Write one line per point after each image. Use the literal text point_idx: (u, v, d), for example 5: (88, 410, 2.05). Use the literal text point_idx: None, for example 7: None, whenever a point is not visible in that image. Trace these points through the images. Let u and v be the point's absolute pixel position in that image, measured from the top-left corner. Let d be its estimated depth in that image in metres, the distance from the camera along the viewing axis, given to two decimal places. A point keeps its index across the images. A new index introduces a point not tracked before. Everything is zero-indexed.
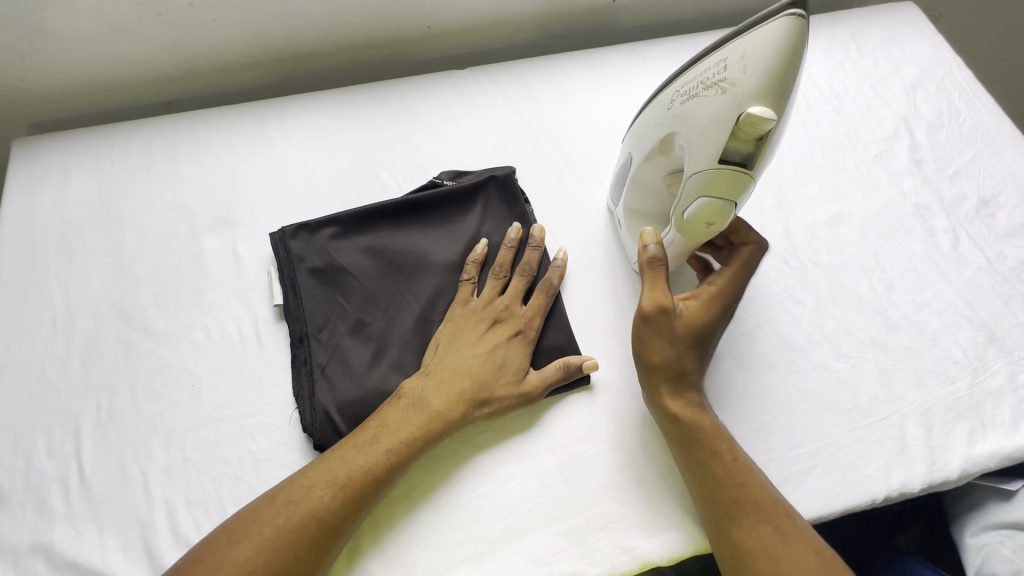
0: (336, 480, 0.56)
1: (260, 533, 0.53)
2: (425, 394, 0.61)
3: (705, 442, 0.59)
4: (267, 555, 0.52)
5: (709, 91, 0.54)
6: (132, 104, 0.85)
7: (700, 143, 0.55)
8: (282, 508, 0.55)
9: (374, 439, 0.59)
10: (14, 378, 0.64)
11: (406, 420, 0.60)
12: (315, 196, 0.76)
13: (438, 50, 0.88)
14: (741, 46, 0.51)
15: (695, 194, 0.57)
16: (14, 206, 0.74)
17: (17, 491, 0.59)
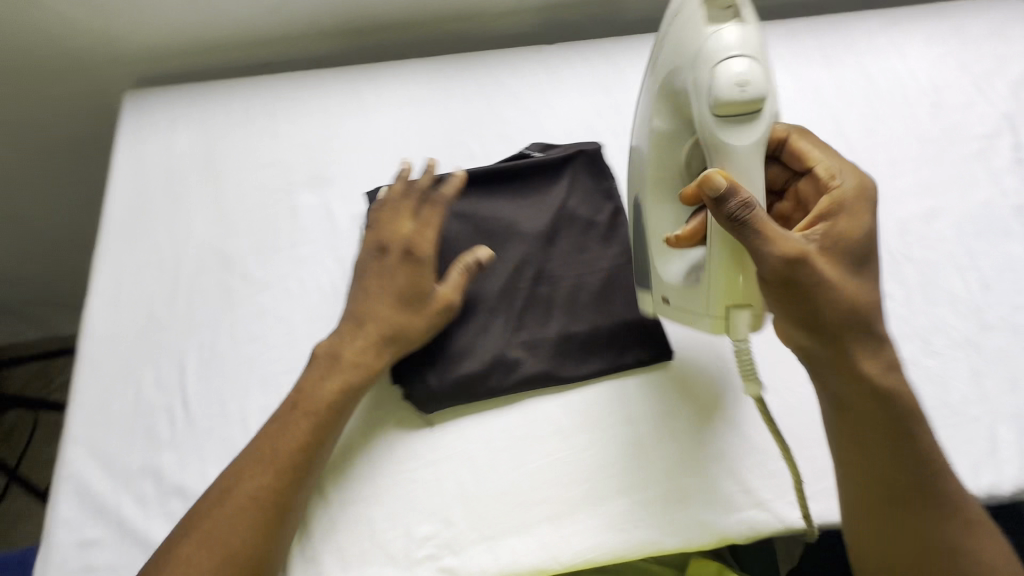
0: (312, 410, 0.59)
1: (260, 465, 0.56)
2: (340, 343, 0.63)
3: (872, 423, 0.55)
4: (273, 485, 0.55)
5: (663, 49, 0.55)
6: (230, 64, 0.88)
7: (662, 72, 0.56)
8: (261, 463, 0.56)
9: (305, 393, 0.60)
10: (126, 313, 0.68)
11: (351, 344, 0.63)
12: (405, 159, 0.78)
13: (526, 23, 0.89)
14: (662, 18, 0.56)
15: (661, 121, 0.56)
16: (124, 153, 0.78)
17: (128, 416, 0.63)
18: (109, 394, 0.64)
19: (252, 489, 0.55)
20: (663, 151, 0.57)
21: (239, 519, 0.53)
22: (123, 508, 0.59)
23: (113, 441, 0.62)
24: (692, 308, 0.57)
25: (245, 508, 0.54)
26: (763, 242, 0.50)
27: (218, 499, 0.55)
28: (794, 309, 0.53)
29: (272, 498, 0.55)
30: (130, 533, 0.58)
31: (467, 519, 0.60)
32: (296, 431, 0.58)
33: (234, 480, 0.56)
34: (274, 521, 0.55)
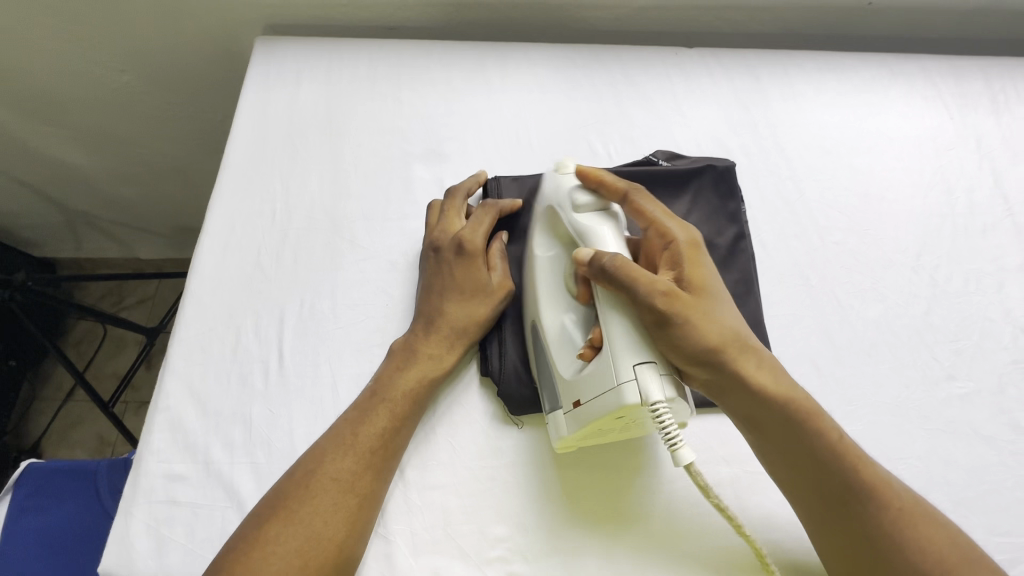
0: (390, 398, 0.58)
1: (344, 447, 0.55)
2: (433, 351, 0.61)
3: (804, 457, 0.49)
4: (357, 469, 0.54)
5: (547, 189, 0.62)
6: (360, 23, 0.87)
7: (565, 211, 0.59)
8: (336, 459, 0.54)
9: (389, 398, 0.58)
10: (235, 258, 0.69)
11: (433, 342, 0.61)
12: (524, 147, 0.75)
13: (664, 21, 0.85)
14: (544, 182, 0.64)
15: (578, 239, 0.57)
16: (250, 98, 0.78)
17: (227, 360, 0.64)
18: (211, 336, 0.65)
19: (338, 470, 0.53)
20: (547, 277, 0.59)
21: (325, 500, 0.52)
22: (211, 450, 0.60)
23: (210, 383, 0.63)
24: (601, 384, 0.50)
25: (329, 489, 0.52)
26: (629, 282, 0.49)
27: (303, 475, 0.53)
28: (678, 345, 0.49)
29: (359, 483, 0.53)
30: (215, 476, 0.59)
31: (542, 529, 0.57)
32: (377, 420, 0.56)
33: (318, 459, 0.54)
34: (360, 505, 0.53)
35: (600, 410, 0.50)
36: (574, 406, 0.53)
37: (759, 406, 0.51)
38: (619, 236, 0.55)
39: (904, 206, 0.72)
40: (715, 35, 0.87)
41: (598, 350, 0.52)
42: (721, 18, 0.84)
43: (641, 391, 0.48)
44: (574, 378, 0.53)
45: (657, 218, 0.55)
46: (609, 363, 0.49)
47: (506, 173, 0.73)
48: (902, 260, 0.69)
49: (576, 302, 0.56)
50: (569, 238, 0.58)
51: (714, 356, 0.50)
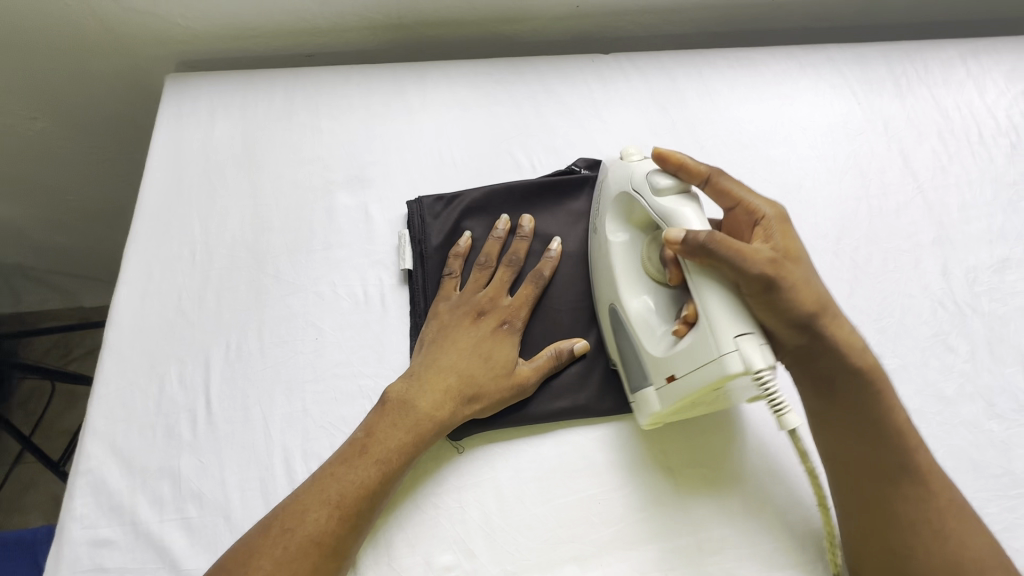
0: (384, 455, 0.56)
1: (327, 504, 0.53)
2: (410, 397, 0.58)
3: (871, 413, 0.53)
4: (338, 527, 0.52)
5: (612, 174, 0.63)
6: (275, 53, 0.86)
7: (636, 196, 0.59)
8: (307, 513, 0.52)
9: (363, 450, 0.56)
10: (155, 305, 0.67)
11: (408, 389, 0.59)
12: (448, 166, 0.75)
13: (579, 30, 0.86)
14: (603, 171, 0.66)
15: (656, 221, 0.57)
16: (163, 138, 0.76)
17: (150, 413, 0.62)
18: (133, 389, 0.63)
19: (317, 528, 0.51)
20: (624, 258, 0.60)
21: (305, 562, 0.50)
22: (138, 508, 0.58)
23: (133, 439, 0.60)
24: (700, 356, 0.50)
25: (311, 552, 0.50)
26: (732, 255, 0.49)
27: (280, 536, 0.51)
28: (778, 314, 0.50)
29: (330, 539, 0.51)
30: (144, 536, 0.57)
31: (490, 551, 0.57)
32: (369, 475, 0.54)
33: (297, 518, 0.52)
34: (337, 562, 0.52)
35: (698, 382, 0.51)
36: (670, 380, 0.54)
37: (841, 369, 0.52)
38: (702, 216, 0.54)
39: (822, 193, 0.74)
40: (630, 38, 0.88)
41: (693, 326, 0.53)
42: (633, 22, 0.86)
43: (744, 360, 0.48)
44: (667, 353, 0.54)
45: (742, 195, 0.55)
46: (706, 334, 0.50)
47: (431, 193, 0.72)
48: (823, 245, 0.70)
49: (660, 283, 0.58)
50: (647, 221, 0.60)
51: (812, 323, 0.51)
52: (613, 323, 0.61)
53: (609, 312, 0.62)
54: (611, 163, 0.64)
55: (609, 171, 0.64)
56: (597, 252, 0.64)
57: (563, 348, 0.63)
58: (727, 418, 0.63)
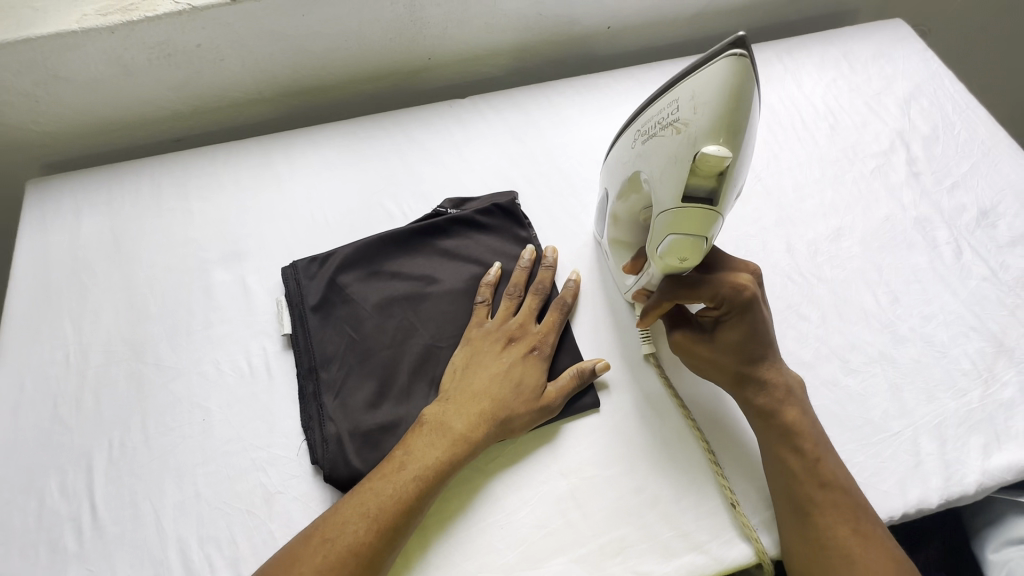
0: (421, 473, 0.58)
1: (363, 518, 0.55)
2: (447, 418, 0.61)
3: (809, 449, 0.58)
4: (374, 540, 0.55)
5: (666, 131, 0.49)
6: (141, 142, 0.87)
7: (664, 179, 0.50)
8: (320, 547, 0.54)
9: (399, 467, 0.58)
10: (28, 417, 0.65)
11: (444, 408, 0.62)
12: (322, 227, 0.77)
13: (437, 79, 0.91)
14: (709, 93, 0.46)
15: (663, 232, 0.51)
16: (27, 245, 0.75)
17: (30, 531, 0.59)
18: (10, 508, 0.60)
19: (352, 542, 0.54)
20: (619, 171, 0.59)
21: (335, 573, 0.52)
22: None
23: (14, 561, 0.58)
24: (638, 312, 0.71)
25: (346, 563, 0.53)
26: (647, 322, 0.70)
27: (320, 545, 0.54)
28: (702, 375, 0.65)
29: (368, 553, 0.54)
30: None
31: None
32: (409, 493, 0.57)
33: (337, 530, 0.55)
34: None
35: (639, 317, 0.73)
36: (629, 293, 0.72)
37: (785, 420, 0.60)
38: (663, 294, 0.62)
39: None
40: (486, 79, 0.95)
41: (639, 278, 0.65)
42: (485, 66, 0.92)
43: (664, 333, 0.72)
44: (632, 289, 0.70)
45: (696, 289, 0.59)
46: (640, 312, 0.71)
47: (307, 256, 0.74)
48: None
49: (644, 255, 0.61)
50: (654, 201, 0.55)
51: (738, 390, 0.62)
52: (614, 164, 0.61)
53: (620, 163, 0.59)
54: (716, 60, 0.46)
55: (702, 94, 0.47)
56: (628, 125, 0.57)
57: (585, 367, 0.65)
58: (613, 418, 0.66)
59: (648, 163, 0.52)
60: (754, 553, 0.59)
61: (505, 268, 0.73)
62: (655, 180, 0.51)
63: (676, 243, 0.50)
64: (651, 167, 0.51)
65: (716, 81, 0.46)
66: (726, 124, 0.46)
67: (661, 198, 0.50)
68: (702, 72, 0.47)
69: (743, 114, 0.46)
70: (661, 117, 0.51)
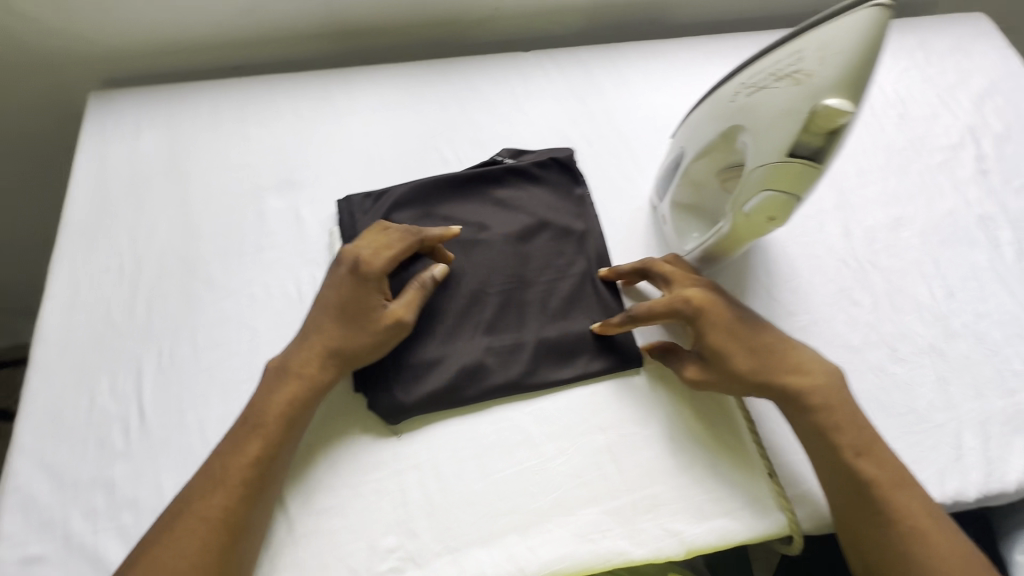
0: (269, 432, 0.57)
1: (218, 483, 0.54)
2: (290, 360, 0.60)
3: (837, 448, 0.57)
4: (234, 504, 0.54)
5: (780, 84, 0.46)
6: (201, 67, 0.87)
7: (765, 135, 0.47)
8: (199, 509, 0.53)
9: (251, 427, 0.57)
10: (83, 318, 0.66)
11: (303, 355, 0.60)
12: (378, 165, 0.77)
13: (500, 30, 0.90)
14: (840, 43, 0.42)
15: (758, 188, 0.49)
16: (87, 154, 0.76)
17: (80, 427, 0.61)
18: (62, 404, 0.62)
19: (207, 509, 0.53)
20: (707, 126, 0.56)
21: (193, 541, 0.51)
22: (71, 522, 0.57)
23: (63, 453, 0.60)
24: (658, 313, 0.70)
25: (198, 529, 0.52)
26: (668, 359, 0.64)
27: (170, 524, 0.52)
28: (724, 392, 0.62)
29: (231, 517, 0.53)
30: (78, 549, 0.56)
31: (430, 527, 0.58)
32: (249, 453, 0.56)
33: (190, 502, 0.53)
34: (234, 540, 0.53)
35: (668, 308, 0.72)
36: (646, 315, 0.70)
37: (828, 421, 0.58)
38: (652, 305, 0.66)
39: None
40: (549, 37, 0.93)
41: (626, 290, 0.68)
42: (550, 22, 0.90)
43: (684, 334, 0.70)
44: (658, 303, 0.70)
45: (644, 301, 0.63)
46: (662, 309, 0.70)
47: (362, 191, 0.74)
48: None
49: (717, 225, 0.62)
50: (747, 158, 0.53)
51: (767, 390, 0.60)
52: (699, 118, 0.59)
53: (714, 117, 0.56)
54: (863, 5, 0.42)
55: (832, 43, 0.43)
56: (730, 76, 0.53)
57: (424, 277, 0.64)
58: (656, 381, 0.66)
59: (749, 118, 0.49)
60: (786, 524, 0.59)
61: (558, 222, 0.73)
62: (756, 137, 0.48)
63: (766, 205, 0.49)
64: (753, 123, 0.48)
65: (851, 31, 0.42)
66: (855, 76, 0.42)
67: (758, 156, 0.48)
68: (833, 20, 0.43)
69: (875, 67, 0.42)
70: (773, 67, 0.47)
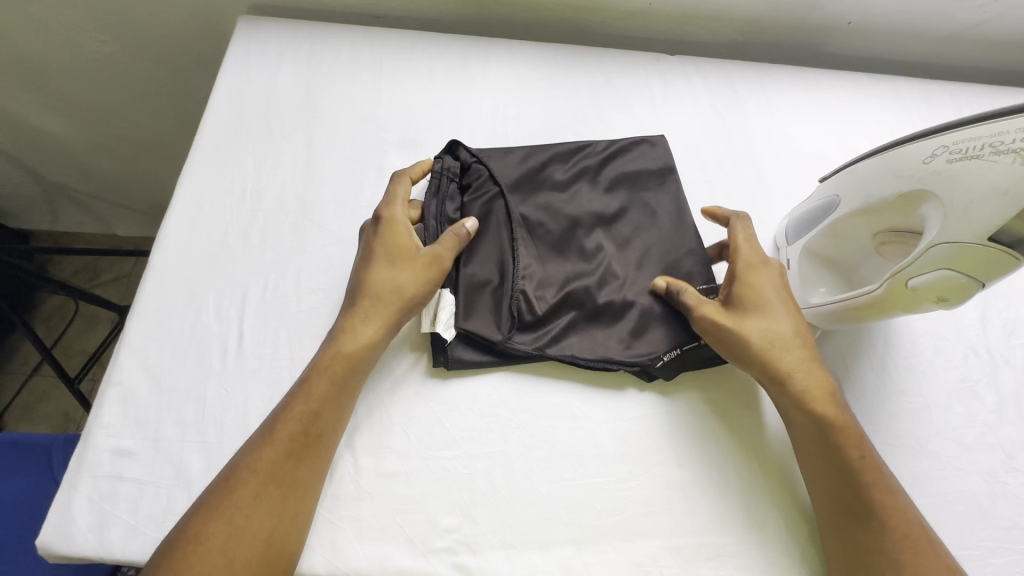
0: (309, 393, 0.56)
1: (267, 438, 0.54)
2: (338, 340, 0.59)
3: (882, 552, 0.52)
4: (275, 460, 0.53)
5: (1001, 157, 0.45)
6: (345, 9, 0.87)
7: (971, 208, 0.45)
8: (219, 509, 0.50)
9: (287, 417, 0.55)
10: (201, 235, 0.68)
11: (349, 331, 0.60)
12: (501, 143, 0.75)
13: (648, 27, 0.86)
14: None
15: (938, 264, 0.47)
16: (231, 75, 0.78)
17: (184, 338, 0.63)
18: (170, 312, 0.64)
19: (258, 466, 0.53)
20: (876, 180, 0.53)
21: (215, 539, 0.48)
22: (162, 426, 0.60)
23: (165, 359, 0.62)
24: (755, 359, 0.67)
25: (218, 529, 0.49)
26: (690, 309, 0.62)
27: (223, 481, 0.52)
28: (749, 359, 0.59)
29: (258, 517, 0.50)
30: (164, 453, 0.59)
31: (491, 518, 0.58)
32: (298, 409, 0.56)
33: (240, 461, 0.53)
34: (280, 495, 0.52)
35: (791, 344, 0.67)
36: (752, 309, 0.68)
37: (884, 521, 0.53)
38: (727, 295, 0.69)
39: None
40: (695, 44, 0.88)
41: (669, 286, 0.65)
42: (702, 28, 0.85)
43: None
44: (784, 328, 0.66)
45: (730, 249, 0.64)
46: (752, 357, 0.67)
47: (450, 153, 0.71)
48: None
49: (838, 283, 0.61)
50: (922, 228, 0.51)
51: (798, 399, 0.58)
52: (861, 172, 0.55)
53: (887, 175, 0.52)
54: None
55: None
56: (918, 135, 0.51)
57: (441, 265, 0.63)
58: (739, 426, 0.63)
59: (951, 183, 0.47)
60: None
61: (637, 170, 0.72)
62: (955, 205, 0.46)
63: (948, 278, 0.47)
64: (954, 190, 0.46)
65: None
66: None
67: (957, 224, 0.46)
68: None
69: None
70: (996, 139, 0.45)
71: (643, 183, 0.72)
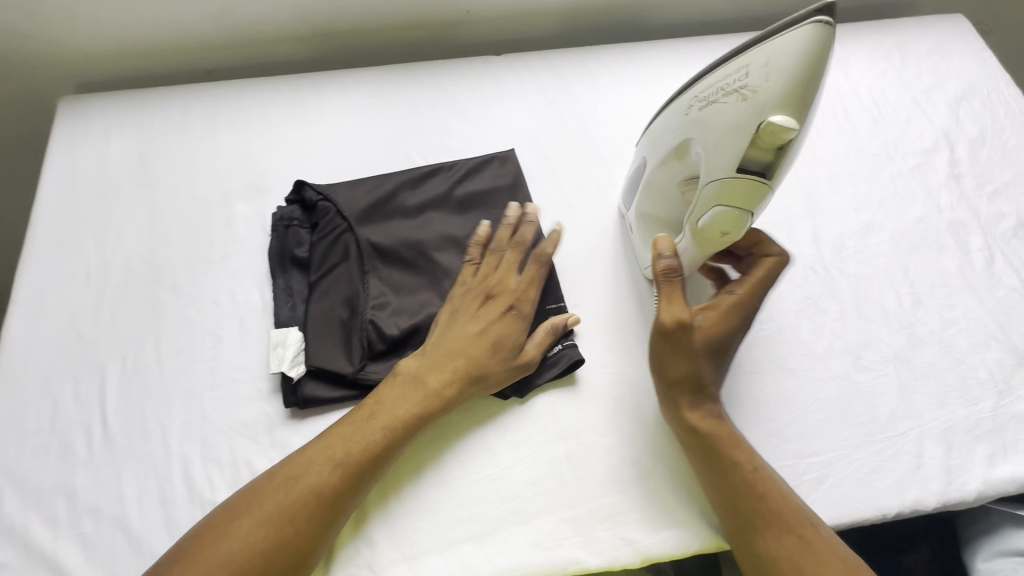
0: (390, 423, 0.59)
1: (277, 495, 0.54)
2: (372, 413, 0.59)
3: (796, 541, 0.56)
4: (336, 484, 0.55)
5: (728, 98, 0.50)
6: (175, 71, 0.87)
7: (719, 149, 0.51)
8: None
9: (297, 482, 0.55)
10: (48, 325, 0.66)
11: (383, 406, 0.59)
12: (345, 170, 0.77)
13: (475, 34, 0.90)
14: (786, 60, 0.46)
15: (711, 203, 0.53)
16: (58, 158, 0.76)
17: (43, 434, 0.61)
18: (26, 411, 0.62)
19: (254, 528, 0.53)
20: (663, 137, 0.58)
21: None
22: (32, 528, 0.57)
23: (26, 460, 0.60)
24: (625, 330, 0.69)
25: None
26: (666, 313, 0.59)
27: (282, 484, 0.55)
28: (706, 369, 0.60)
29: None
30: (38, 556, 0.56)
31: (387, 534, 0.58)
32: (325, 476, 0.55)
33: (302, 468, 0.56)
34: (325, 523, 0.54)
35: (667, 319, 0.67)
36: None
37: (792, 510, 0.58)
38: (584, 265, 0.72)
39: None
40: (523, 39, 0.93)
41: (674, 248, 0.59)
42: (524, 25, 0.90)
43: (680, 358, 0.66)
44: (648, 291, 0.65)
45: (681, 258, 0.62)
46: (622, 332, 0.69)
47: (300, 197, 0.73)
48: None
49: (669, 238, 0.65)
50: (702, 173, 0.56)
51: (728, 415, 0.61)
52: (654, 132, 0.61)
53: (667, 132, 0.58)
54: (803, 16, 0.46)
55: (778, 57, 0.47)
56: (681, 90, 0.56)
57: (557, 324, 0.65)
58: (618, 389, 0.66)
59: (703, 129, 0.52)
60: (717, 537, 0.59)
61: (487, 186, 0.74)
62: (709, 148, 0.52)
63: (724, 213, 0.53)
64: (706, 135, 0.52)
65: (795, 46, 0.46)
66: (801, 96, 0.47)
67: (714, 164, 0.52)
68: (777, 38, 0.47)
69: (818, 84, 0.47)
70: (724, 82, 0.50)
71: (492, 202, 0.74)
